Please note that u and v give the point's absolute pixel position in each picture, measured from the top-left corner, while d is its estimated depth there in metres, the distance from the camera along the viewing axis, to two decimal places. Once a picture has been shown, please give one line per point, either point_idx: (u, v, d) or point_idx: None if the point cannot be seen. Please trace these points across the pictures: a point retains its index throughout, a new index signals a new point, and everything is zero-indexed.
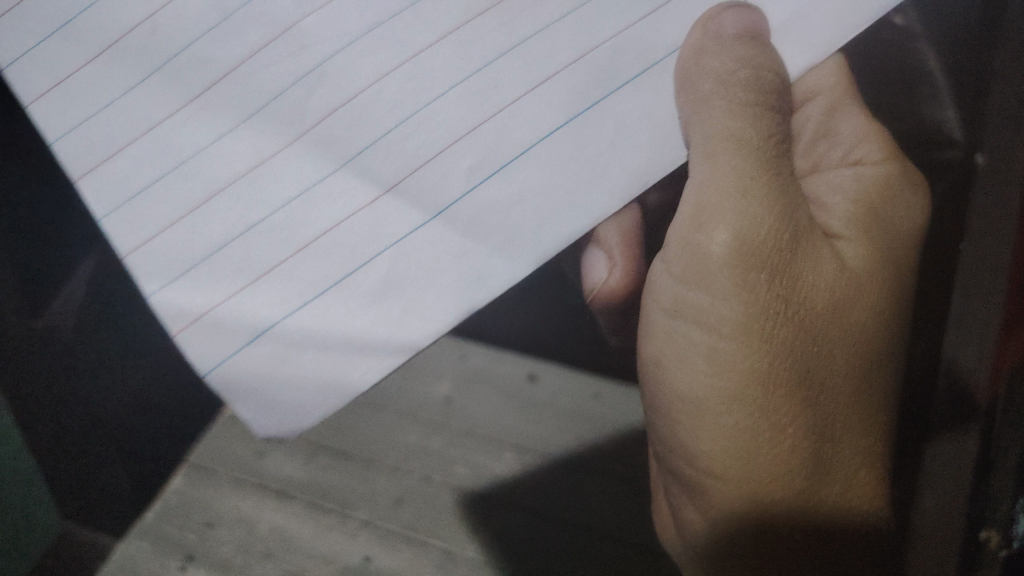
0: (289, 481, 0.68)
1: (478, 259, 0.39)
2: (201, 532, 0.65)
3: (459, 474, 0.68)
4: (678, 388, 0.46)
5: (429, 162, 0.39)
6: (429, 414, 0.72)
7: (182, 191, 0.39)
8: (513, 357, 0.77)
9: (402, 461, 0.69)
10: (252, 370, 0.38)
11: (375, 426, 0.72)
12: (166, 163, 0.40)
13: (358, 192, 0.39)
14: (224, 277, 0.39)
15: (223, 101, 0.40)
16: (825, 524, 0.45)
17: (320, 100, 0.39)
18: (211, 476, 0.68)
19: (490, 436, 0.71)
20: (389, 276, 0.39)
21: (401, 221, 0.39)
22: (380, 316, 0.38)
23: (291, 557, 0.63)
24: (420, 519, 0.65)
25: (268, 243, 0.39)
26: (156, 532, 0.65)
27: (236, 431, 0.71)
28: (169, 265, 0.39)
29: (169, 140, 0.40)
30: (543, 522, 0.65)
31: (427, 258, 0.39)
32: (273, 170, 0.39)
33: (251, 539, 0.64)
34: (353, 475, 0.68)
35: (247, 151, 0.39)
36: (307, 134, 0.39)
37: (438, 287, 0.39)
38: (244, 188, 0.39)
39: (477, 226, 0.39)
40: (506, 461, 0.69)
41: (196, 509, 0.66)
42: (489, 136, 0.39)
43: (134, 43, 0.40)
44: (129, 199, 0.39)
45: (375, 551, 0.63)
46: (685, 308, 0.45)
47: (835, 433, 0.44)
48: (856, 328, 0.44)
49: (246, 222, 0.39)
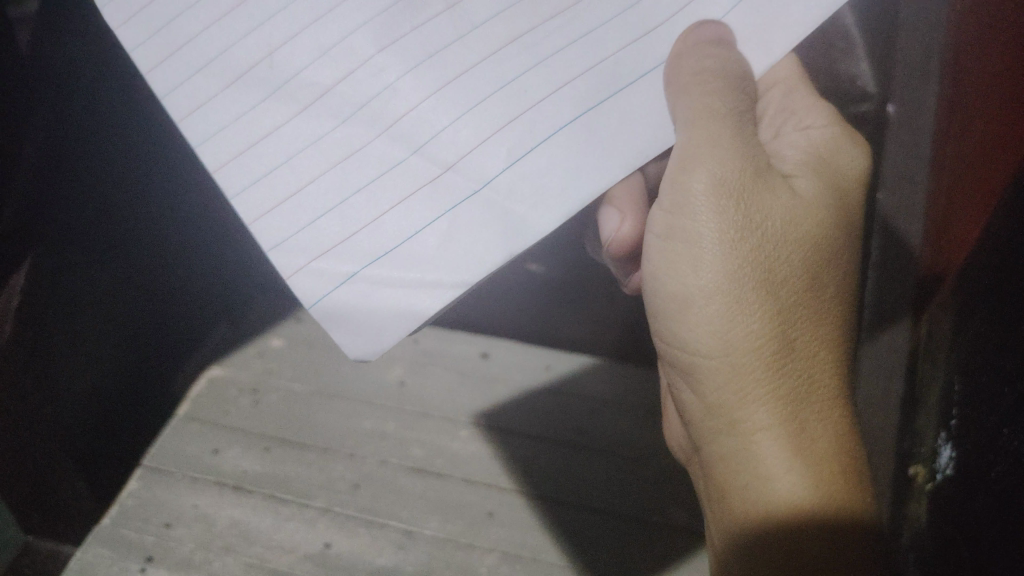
0: (246, 474, 0.67)
1: (516, 211, 0.43)
2: (160, 533, 0.64)
3: (416, 456, 0.68)
4: (674, 290, 0.51)
5: (488, 140, 0.43)
6: (383, 399, 0.73)
7: (277, 168, 0.43)
8: (464, 337, 0.78)
9: (357, 448, 0.69)
10: (344, 305, 0.42)
11: (328, 414, 0.72)
12: (273, 160, 0.44)
13: (424, 172, 0.43)
14: (324, 236, 0.43)
15: (324, 109, 0.44)
16: (808, 410, 0.48)
17: (389, 93, 0.44)
18: (166, 476, 0.67)
19: (445, 415, 0.71)
20: (451, 230, 0.43)
21: (458, 192, 0.43)
22: (443, 260, 0.43)
23: (251, 549, 0.63)
24: (378, 502, 0.66)
25: (353, 210, 0.43)
26: (114, 537, 0.64)
27: (191, 430, 0.71)
28: (276, 234, 0.43)
29: (280, 141, 0.44)
30: (547, 506, 0.64)
31: (473, 214, 0.43)
32: (359, 160, 0.43)
33: (211, 535, 0.64)
34: (311, 465, 0.68)
35: (340, 147, 0.44)
36: (387, 129, 0.44)
37: (485, 236, 0.43)
38: (338, 175, 0.43)
39: (516, 191, 0.43)
40: (462, 439, 0.69)
41: (152, 510, 0.65)
42: (527, 124, 0.44)
43: (255, 75, 0.45)
44: (247, 186, 0.43)
45: (334, 537, 0.63)
46: (674, 230, 0.51)
47: (801, 327, 0.49)
48: (809, 235, 0.49)
49: (337, 198, 0.43)
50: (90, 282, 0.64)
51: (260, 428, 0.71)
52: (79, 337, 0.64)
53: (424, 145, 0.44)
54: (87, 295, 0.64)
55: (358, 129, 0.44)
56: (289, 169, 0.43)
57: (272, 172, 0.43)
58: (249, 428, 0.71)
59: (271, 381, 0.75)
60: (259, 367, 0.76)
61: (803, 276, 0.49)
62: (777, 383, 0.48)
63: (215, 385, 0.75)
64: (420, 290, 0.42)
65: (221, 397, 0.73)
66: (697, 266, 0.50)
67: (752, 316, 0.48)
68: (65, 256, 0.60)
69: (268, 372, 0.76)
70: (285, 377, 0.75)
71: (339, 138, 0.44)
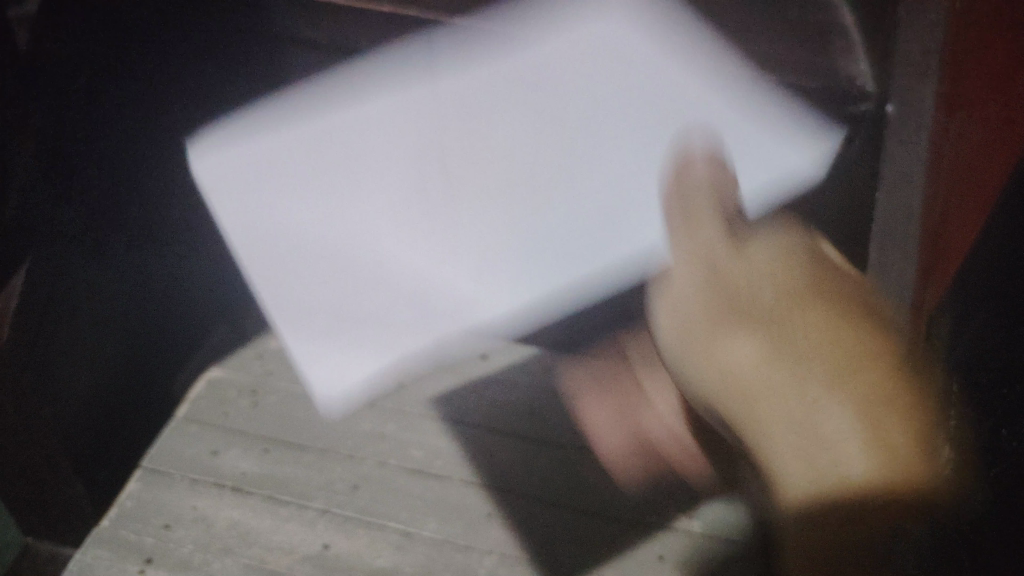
0: (245, 475, 0.67)
1: (486, 317, 0.53)
2: (160, 535, 0.63)
3: (414, 457, 0.68)
4: (678, 323, 0.43)
5: (487, 267, 0.53)
6: (383, 398, 0.73)
7: (335, 290, 0.53)
8: (465, 336, 0.79)
9: (356, 449, 0.69)
10: (341, 377, 0.57)
11: (328, 413, 0.72)
12: (319, 291, 0.52)
13: (463, 286, 0.53)
14: (363, 352, 0.55)
15: (359, 241, 0.52)
16: (876, 478, 0.34)
17: (402, 261, 0.53)
18: (166, 477, 0.67)
19: (444, 411, 0.72)
20: (440, 334, 0.54)
21: (480, 304, 0.53)
22: (421, 347, 0.54)
23: (250, 550, 0.63)
24: (377, 503, 0.66)
25: (400, 330, 0.53)
26: (115, 539, 0.63)
27: (190, 432, 0.71)
28: (310, 353, 0.55)
29: (297, 230, 0.51)
30: (546, 505, 0.64)
31: (462, 309, 0.54)
32: (391, 288, 0.53)
33: (210, 536, 0.63)
34: (310, 466, 0.68)
35: (396, 257, 0.53)
36: (417, 287, 0.53)
37: (482, 298, 0.53)
38: (384, 328, 0.54)
39: (484, 275, 0.53)
40: (461, 438, 0.70)
41: (152, 512, 0.65)
42: (501, 276, 0.53)
43: (316, 205, 0.51)
44: (286, 299, 0.53)
45: (333, 539, 0.63)
46: (686, 276, 0.42)
47: (849, 358, 0.36)
48: (801, 306, 0.38)
49: (378, 337, 0.54)
50: (92, 279, 0.65)
51: (260, 429, 0.71)
52: (81, 336, 0.65)
53: (467, 259, 0.53)
54: (79, 298, 0.64)
55: (421, 265, 0.52)
56: (343, 320, 0.54)
57: (336, 276, 0.53)
58: (249, 429, 0.71)
59: (271, 382, 0.75)
60: (259, 369, 0.77)
61: (821, 293, 0.39)
62: (829, 417, 0.35)
63: (214, 385, 0.75)
64: (491, 303, 0.53)
65: (219, 397, 0.74)
66: (680, 305, 0.43)
67: (745, 337, 0.39)
68: (67, 255, 0.61)
69: (268, 375, 0.76)
70: (284, 379, 0.75)
71: (399, 294, 0.53)
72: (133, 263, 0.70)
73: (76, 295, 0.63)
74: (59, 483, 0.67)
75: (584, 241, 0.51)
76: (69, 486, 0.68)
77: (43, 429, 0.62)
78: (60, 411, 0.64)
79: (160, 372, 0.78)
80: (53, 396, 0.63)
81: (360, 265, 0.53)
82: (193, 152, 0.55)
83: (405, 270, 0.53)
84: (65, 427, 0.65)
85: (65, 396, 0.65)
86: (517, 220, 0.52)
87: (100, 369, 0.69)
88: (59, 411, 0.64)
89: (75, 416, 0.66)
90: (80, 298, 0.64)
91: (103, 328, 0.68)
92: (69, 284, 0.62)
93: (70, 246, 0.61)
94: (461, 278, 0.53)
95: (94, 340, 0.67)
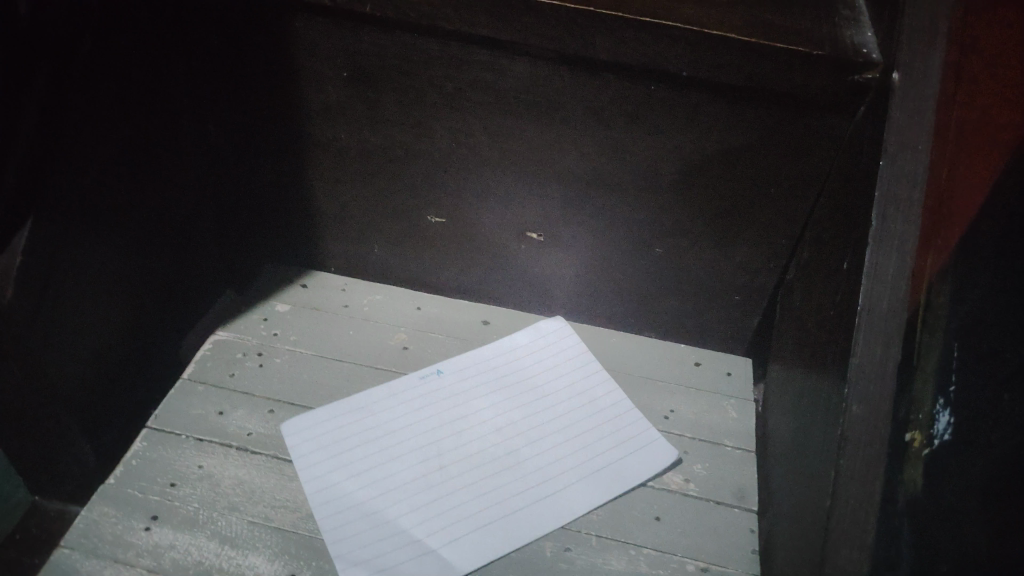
0: (251, 435, 0.66)
1: (539, 520, 0.59)
2: (165, 493, 0.60)
3: (424, 412, 0.68)
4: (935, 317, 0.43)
5: (551, 512, 0.60)
6: (387, 362, 0.75)
7: (374, 459, 0.63)
8: (466, 307, 0.83)
9: (365, 402, 0.69)
10: (335, 521, 0.58)
11: (333, 375, 0.73)
12: (372, 494, 0.60)
13: (546, 526, 0.58)
14: (407, 549, 0.56)
15: (449, 475, 0.62)
16: None
17: (485, 435, 0.66)
18: (172, 437, 0.65)
19: (454, 366, 0.74)
20: (490, 531, 0.58)
21: (555, 524, 0.59)
22: (465, 520, 0.58)
23: (256, 508, 0.59)
24: (388, 454, 0.64)
25: (457, 529, 0.58)
26: (119, 496, 0.59)
27: (195, 392, 0.69)
28: (330, 509, 0.59)
29: (375, 495, 0.60)
30: (555, 462, 0.64)
31: (512, 518, 0.59)
32: (472, 493, 0.61)
33: (216, 495, 0.60)
34: (318, 419, 0.67)
35: (459, 498, 0.60)
36: (498, 497, 0.60)
37: (556, 503, 0.60)
38: (439, 522, 0.58)
39: (528, 520, 0.59)
40: (468, 397, 0.70)
41: (157, 470, 0.61)
42: (552, 504, 0.60)
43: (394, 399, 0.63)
44: (342, 497, 0.60)
45: (344, 488, 0.61)
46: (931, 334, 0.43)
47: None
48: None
49: (428, 556, 0.56)
50: (109, 244, 0.66)
51: (264, 391, 0.70)
52: (93, 291, 0.65)
53: (505, 471, 0.63)
54: (89, 245, 0.63)
55: (453, 470, 0.63)
56: (378, 425, 0.67)
57: (354, 516, 0.59)
58: (254, 390, 0.70)
59: (277, 345, 0.76)
60: (264, 333, 0.77)
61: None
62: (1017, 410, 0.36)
63: (220, 346, 0.75)
64: (563, 509, 0.60)
65: (225, 355, 0.74)
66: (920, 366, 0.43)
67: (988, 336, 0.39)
68: (86, 218, 0.62)
69: (273, 338, 0.76)
70: (289, 342, 0.76)
71: (432, 470, 0.62)
72: (146, 224, 0.71)
73: (89, 242, 0.63)
74: (58, 434, 0.67)
75: (608, 477, 0.63)
76: (67, 436, 0.68)
77: (46, 374, 0.62)
78: (64, 358, 0.64)
79: (162, 334, 0.79)
80: (59, 343, 0.63)
81: (398, 438, 0.66)
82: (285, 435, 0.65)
83: (437, 439, 0.65)
84: (67, 374, 0.65)
85: (75, 348, 0.65)
86: (550, 466, 0.63)
87: (108, 321, 0.69)
88: (67, 362, 0.64)
89: (77, 365, 0.66)
90: (92, 247, 0.64)
91: (113, 281, 0.68)
92: (88, 246, 0.63)
93: (89, 212, 0.62)
94: (505, 442, 0.65)
95: (106, 297, 0.68)
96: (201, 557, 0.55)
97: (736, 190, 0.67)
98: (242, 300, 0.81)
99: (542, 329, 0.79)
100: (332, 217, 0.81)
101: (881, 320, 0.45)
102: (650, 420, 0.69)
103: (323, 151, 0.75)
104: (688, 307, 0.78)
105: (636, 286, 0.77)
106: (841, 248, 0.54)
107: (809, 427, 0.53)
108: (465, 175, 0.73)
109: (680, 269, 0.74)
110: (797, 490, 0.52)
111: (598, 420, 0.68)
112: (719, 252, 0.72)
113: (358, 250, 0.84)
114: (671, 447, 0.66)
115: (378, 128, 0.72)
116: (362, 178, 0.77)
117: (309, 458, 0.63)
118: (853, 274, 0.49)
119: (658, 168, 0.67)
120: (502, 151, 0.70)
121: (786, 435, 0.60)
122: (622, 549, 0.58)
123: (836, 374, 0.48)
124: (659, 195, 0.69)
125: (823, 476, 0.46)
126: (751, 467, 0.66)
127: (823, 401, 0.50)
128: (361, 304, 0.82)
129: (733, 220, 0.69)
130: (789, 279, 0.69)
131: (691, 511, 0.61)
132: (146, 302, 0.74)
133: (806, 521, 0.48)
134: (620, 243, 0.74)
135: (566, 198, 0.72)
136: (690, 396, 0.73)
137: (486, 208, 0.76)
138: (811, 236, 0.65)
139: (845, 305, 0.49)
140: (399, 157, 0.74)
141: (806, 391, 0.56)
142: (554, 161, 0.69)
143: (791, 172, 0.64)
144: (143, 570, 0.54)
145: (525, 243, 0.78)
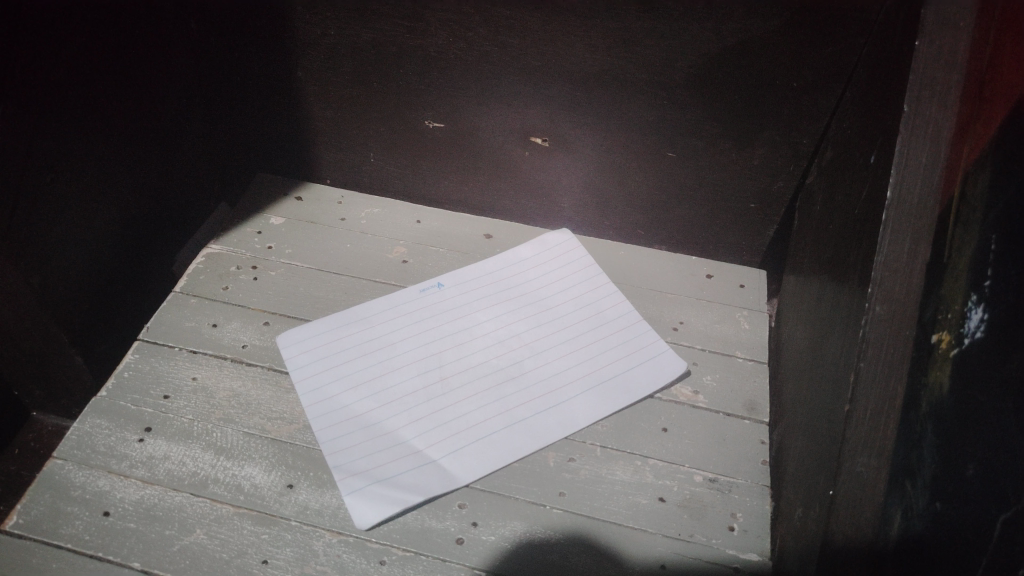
0: (246, 347, 0.64)
1: (545, 428, 0.57)
2: (158, 405, 0.58)
3: (430, 324, 0.66)
4: (969, 207, 0.40)
5: (558, 418, 0.58)
6: (386, 275, 0.72)
7: (373, 370, 0.61)
8: (468, 220, 0.80)
9: (367, 313, 0.67)
10: (331, 432, 0.57)
11: (330, 288, 0.70)
12: (373, 405, 0.58)
13: (550, 433, 0.57)
14: (406, 458, 0.55)
15: (453, 384, 0.61)
16: None
17: (495, 344, 0.64)
18: (164, 349, 0.63)
19: (460, 278, 0.71)
20: (494, 441, 0.56)
21: (559, 429, 0.57)
22: (470, 432, 0.57)
23: (251, 419, 0.58)
24: (390, 363, 0.62)
25: (459, 438, 0.56)
26: (112, 409, 0.57)
27: (188, 304, 0.67)
28: (328, 420, 0.57)
29: (376, 404, 0.59)
30: (563, 373, 0.62)
31: (519, 426, 0.58)
32: (476, 401, 0.59)
33: (210, 407, 0.58)
34: (318, 329, 0.65)
35: (466, 407, 0.59)
36: (505, 408, 0.59)
37: (565, 410, 0.59)
38: (441, 431, 0.57)
39: (532, 427, 0.58)
40: (479, 307, 0.68)
41: (150, 382, 0.60)
42: (562, 410, 0.59)
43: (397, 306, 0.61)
44: (340, 408, 0.58)
45: (344, 399, 0.59)
46: (967, 226, 0.40)
47: None
48: None
49: (427, 461, 0.54)
50: (89, 146, 0.63)
51: (259, 303, 0.68)
52: (77, 195, 0.63)
53: (509, 383, 0.61)
54: (74, 143, 0.61)
55: (455, 382, 0.61)
56: (377, 338, 0.65)
57: (352, 428, 0.57)
58: (250, 302, 0.68)
59: (271, 259, 0.73)
60: (258, 246, 0.74)
61: None
62: None
63: (213, 259, 0.72)
64: (569, 418, 0.58)
65: (218, 269, 0.71)
66: (957, 265, 0.40)
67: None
68: (59, 119, 0.58)
69: (267, 252, 0.74)
70: (285, 255, 0.73)
71: (434, 382, 0.60)
72: (129, 127, 0.67)
73: (73, 136, 0.61)
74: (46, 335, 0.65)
75: (614, 388, 0.61)
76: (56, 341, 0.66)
77: (32, 274, 0.60)
78: (52, 260, 0.62)
79: (157, 245, 0.76)
80: (46, 240, 0.60)
81: (397, 349, 0.63)
82: (282, 343, 0.64)
83: (438, 351, 0.63)
84: (56, 278, 0.63)
85: (62, 254, 0.63)
86: (555, 377, 0.61)
87: (99, 224, 0.67)
88: (55, 268, 0.62)
89: (66, 269, 0.64)
90: (75, 142, 0.61)
91: (103, 179, 0.66)
92: (64, 149, 0.60)
93: (61, 111, 0.58)
94: (508, 354, 0.64)
95: (93, 201, 0.65)
96: (196, 468, 0.54)
97: (753, 88, 0.63)
98: (238, 211, 0.78)
99: (548, 242, 0.76)
100: (327, 123, 0.78)
101: (907, 215, 0.43)
102: (659, 332, 0.67)
103: (313, 50, 0.71)
104: (697, 216, 0.75)
105: (646, 194, 0.74)
106: (869, 144, 0.51)
107: (827, 334, 0.50)
108: (464, 75, 0.69)
109: (692, 176, 0.71)
110: (812, 399, 0.50)
111: (608, 330, 0.66)
112: (732, 157, 0.69)
113: (356, 159, 0.81)
114: (681, 360, 0.64)
115: (369, 23, 0.68)
116: (355, 80, 0.73)
117: (305, 369, 0.61)
118: (881, 172, 0.46)
119: (670, 63, 0.63)
120: (502, 48, 0.66)
121: (802, 345, 0.57)
122: (628, 460, 0.56)
123: (859, 275, 0.46)
124: (670, 94, 0.65)
125: (841, 383, 0.44)
126: (762, 378, 0.64)
127: (844, 306, 0.48)
128: (359, 218, 0.79)
129: (751, 121, 0.66)
130: (808, 184, 0.66)
131: (699, 423, 0.59)
132: (136, 211, 0.72)
133: (820, 428, 0.47)
134: (630, 147, 0.71)
135: (571, 99, 0.68)
136: (701, 308, 0.71)
137: (487, 112, 0.72)
138: (834, 136, 0.62)
139: (872, 203, 0.47)
140: (393, 56, 0.70)
141: (826, 296, 0.53)
142: (558, 57, 0.66)
143: (812, 68, 0.61)
144: (137, 480, 0.53)
145: (530, 149, 0.74)
